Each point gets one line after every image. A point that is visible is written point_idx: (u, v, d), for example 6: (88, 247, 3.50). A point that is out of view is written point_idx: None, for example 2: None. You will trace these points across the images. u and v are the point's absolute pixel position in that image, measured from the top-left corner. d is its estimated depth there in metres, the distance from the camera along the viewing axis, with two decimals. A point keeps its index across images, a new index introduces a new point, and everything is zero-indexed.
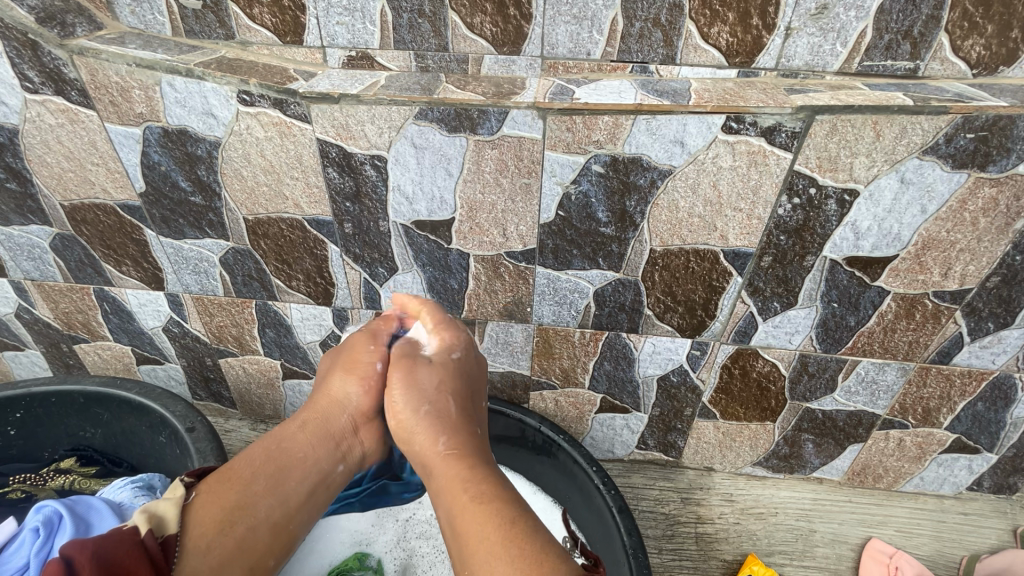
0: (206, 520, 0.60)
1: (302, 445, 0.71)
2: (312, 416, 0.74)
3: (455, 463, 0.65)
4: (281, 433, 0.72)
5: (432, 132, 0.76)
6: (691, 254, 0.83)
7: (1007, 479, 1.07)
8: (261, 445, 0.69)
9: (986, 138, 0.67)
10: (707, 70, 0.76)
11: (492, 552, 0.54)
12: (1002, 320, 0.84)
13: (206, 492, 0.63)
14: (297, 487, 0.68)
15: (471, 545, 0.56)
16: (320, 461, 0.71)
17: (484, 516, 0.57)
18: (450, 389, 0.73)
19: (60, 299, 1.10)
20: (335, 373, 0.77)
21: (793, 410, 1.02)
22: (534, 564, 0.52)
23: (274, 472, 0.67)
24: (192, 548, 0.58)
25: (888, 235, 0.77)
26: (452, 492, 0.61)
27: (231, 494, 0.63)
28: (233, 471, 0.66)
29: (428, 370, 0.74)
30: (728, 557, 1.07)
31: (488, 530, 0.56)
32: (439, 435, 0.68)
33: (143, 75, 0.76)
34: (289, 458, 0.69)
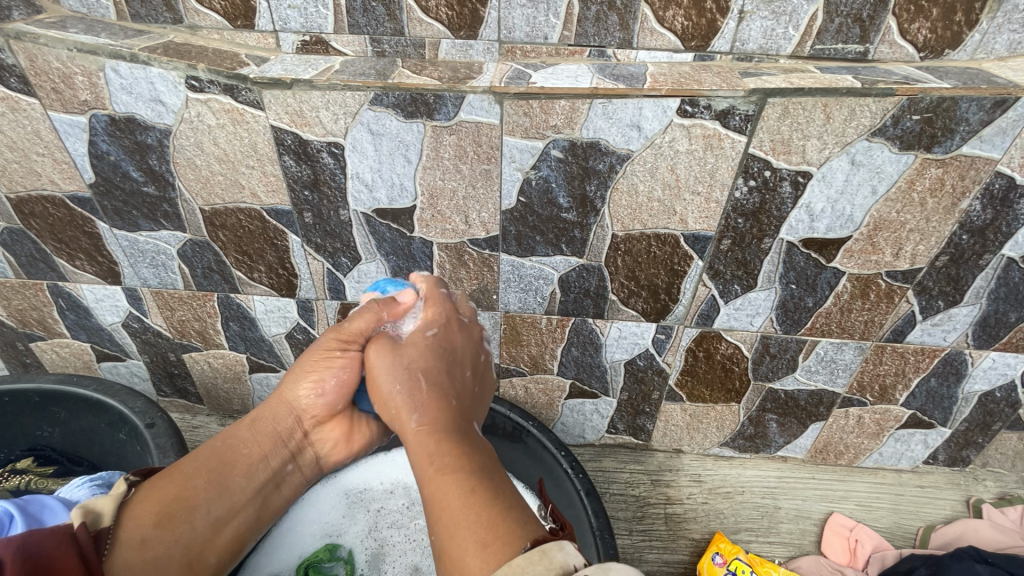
0: (143, 515, 0.61)
1: (248, 443, 0.72)
2: (261, 415, 0.74)
3: (423, 435, 0.63)
4: (231, 430, 0.73)
5: (389, 118, 0.75)
6: (652, 238, 0.84)
7: (960, 452, 1.11)
8: (207, 443, 0.71)
9: (931, 120, 0.68)
10: (664, 53, 0.76)
11: (453, 524, 0.53)
12: (952, 298, 0.87)
13: (147, 487, 0.64)
14: (241, 484, 0.69)
15: (434, 512, 0.55)
16: (267, 460, 0.72)
17: (447, 483, 0.56)
18: (420, 365, 0.71)
19: (12, 296, 1.06)
20: (289, 375, 0.75)
21: (757, 390, 1.04)
22: (490, 531, 0.51)
23: (218, 469, 0.69)
24: (125, 540, 0.59)
25: (842, 216, 0.78)
26: (420, 466, 0.60)
27: (170, 489, 0.64)
28: (179, 470, 0.67)
29: (407, 350, 0.72)
30: (696, 536, 1.10)
31: (448, 501, 0.55)
32: (412, 411, 0.66)
33: (85, 60, 0.73)
34: (233, 456, 0.70)
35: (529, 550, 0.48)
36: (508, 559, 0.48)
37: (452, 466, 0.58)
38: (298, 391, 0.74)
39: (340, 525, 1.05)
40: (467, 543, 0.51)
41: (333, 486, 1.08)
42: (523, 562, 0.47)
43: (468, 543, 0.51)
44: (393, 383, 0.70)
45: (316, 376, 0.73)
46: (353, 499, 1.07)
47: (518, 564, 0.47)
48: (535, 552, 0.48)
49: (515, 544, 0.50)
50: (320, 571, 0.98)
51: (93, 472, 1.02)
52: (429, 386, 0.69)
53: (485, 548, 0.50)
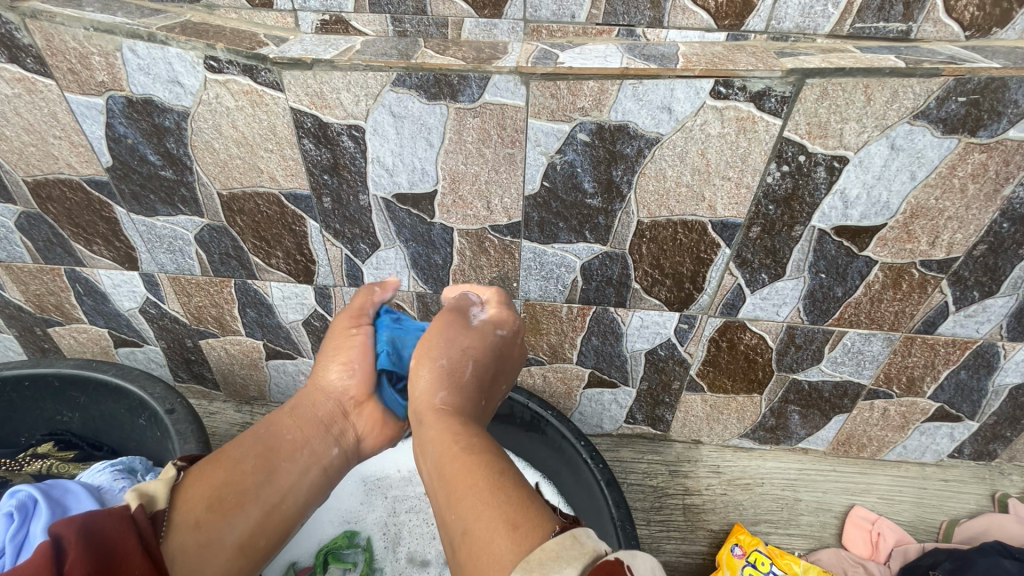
0: (195, 499, 0.60)
1: (292, 427, 0.69)
2: (300, 401, 0.73)
3: (449, 421, 0.60)
4: (273, 417, 0.71)
5: (411, 99, 0.72)
6: (679, 225, 0.82)
7: (987, 445, 1.09)
8: (251, 430, 0.68)
9: (977, 102, 0.65)
10: (696, 33, 0.74)
11: (477, 502, 0.50)
12: (987, 288, 0.84)
13: (194, 473, 0.63)
14: (288, 468, 0.66)
15: (456, 497, 0.52)
16: (311, 443, 0.69)
17: (471, 464, 0.54)
18: (475, 353, 0.67)
19: (30, 281, 1.06)
20: (318, 360, 0.75)
21: (780, 381, 1.02)
22: (519, 513, 0.48)
23: (264, 453, 0.66)
24: (178, 524, 0.57)
25: (877, 203, 0.76)
26: (444, 446, 0.57)
27: (217, 474, 0.62)
28: (223, 457, 0.65)
29: (468, 333, 0.69)
30: (714, 527, 1.09)
31: (476, 478, 0.52)
32: (440, 389, 0.63)
33: (102, 40, 0.72)
34: (278, 441, 0.68)
35: (560, 534, 0.44)
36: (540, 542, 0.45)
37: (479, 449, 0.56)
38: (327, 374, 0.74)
39: (357, 512, 1.05)
40: (495, 523, 0.47)
41: (350, 474, 1.08)
42: (557, 545, 0.43)
43: (498, 522, 0.47)
44: (438, 357, 0.65)
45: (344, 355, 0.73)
46: (370, 486, 1.07)
47: (551, 548, 0.43)
48: (566, 537, 0.44)
49: (546, 529, 0.46)
50: (338, 558, 0.98)
51: (112, 456, 1.02)
52: (473, 373, 0.66)
53: (513, 531, 0.46)
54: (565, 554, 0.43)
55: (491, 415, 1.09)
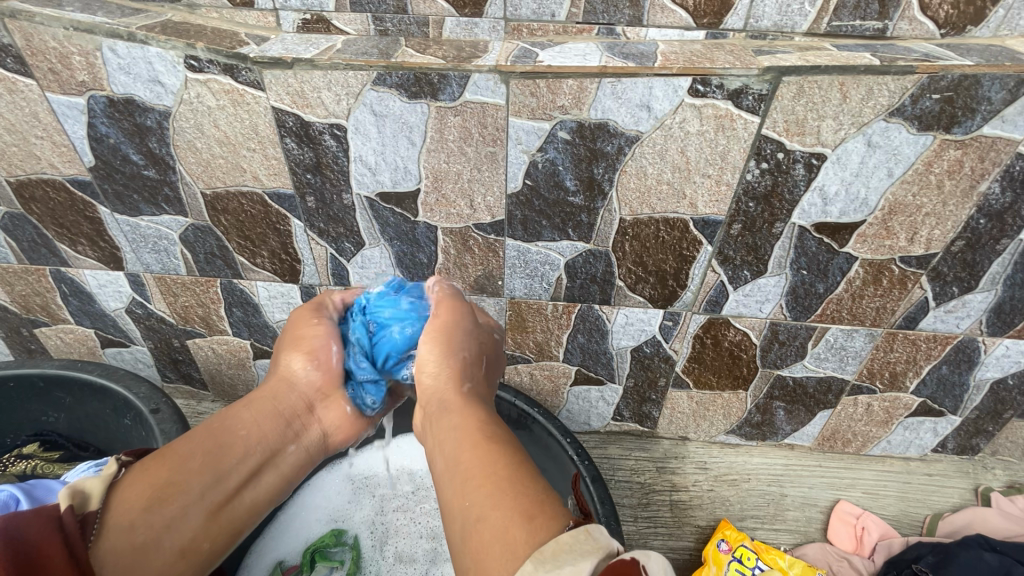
0: (135, 498, 0.56)
1: (247, 422, 0.66)
2: (261, 394, 0.69)
3: (460, 408, 0.61)
4: (228, 410, 0.67)
5: (392, 98, 0.73)
6: (661, 223, 0.82)
7: (970, 440, 1.10)
8: (203, 425, 0.64)
9: (951, 99, 0.66)
10: (675, 31, 0.74)
11: (490, 497, 0.48)
12: (966, 284, 0.85)
13: (138, 470, 0.59)
14: (240, 465, 0.62)
15: (470, 481, 0.51)
16: (266, 439, 0.66)
17: (485, 454, 0.53)
18: (474, 348, 0.69)
19: (15, 282, 1.06)
20: (283, 352, 0.72)
21: (765, 377, 1.03)
22: (535, 505, 0.47)
23: (213, 449, 0.62)
24: (113, 527, 0.53)
25: (856, 200, 0.77)
26: (463, 432, 0.57)
27: (161, 472, 0.58)
28: (169, 453, 0.60)
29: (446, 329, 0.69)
30: (701, 523, 1.09)
31: (489, 472, 0.51)
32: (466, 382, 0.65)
33: (82, 40, 0.72)
34: (231, 436, 0.64)
35: (574, 527, 0.44)
36: (554, 535, 0.44)
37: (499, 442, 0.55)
38: (290, 365, 0.71)
39: (345, 510, 1.05)
40: (510, 515, 0.46)
41: (337, 472, 1.08)
42: (570, 540, 0.42)
43: (513, 512, 0.46)
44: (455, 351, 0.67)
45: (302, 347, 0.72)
46: (358, 484, 1.07)
47: (565, 541, 0.42)
48: (580, 530, 0.43)
49: (562, 521, 0.46)
50: (325, 556, 0.98)
51: (98, 457, 1.02)
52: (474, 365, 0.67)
53: (528, 521, 0.45)
54: (578, 549, 0.42)
55: None
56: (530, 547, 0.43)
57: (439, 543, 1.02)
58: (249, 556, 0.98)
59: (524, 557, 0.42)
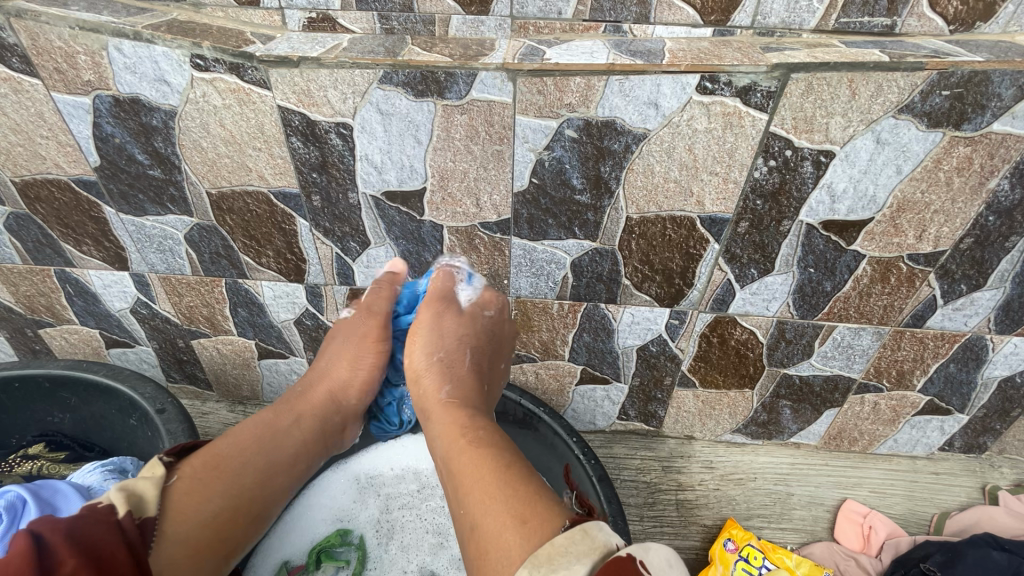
0: (188, 508, 0.62)
1: (292, 438, 0.76)
2: (305, 411, 0.80)
3: (452, 412, 0.71)
4: (265, 418, 0.76)
5: (398, 97, 0.73)
6: (668, 221, 0.82)
7: (977, 438, 1.10)
8: (248, 435, 0.72)
9: (961, 96, 0.66)
10: (682, 28, 0.74)
11: (488, 494, 0.57)
12: (975, 282, 0.85)
13: (187, 478, 0.65)
14: (284, 479, 0.73)
15: (466, 486, 0.60)
16: (303, 453, 0.76)
17: (480, 458, 0.62)
18: (470, 341, 0.83)
19: (20, 282, 1.06)
20: (342, 355, 0.85)
21: (771, 375, 1.03)
22: (528, 508, 0.55)
23: (257, 461, 0.71)
24: (171, 534, 0.60)
25: (864, 197, 0.76)
26: (450, 438, 0.67)
27: (218, 483, 0.66)
28: (220, 463, 0.68)
29: (462, 322, 0.84)
30: (707, 522, 1.09)
31: (485, 472, 0.60)
32: (445, 383, 0.76)
33: (87, 39, 0.71)
34: (279, 449, 0.74)
35: (570, 529, 0.51)
36: (550, 535, 0.52)
37: (485, 443, 0.64)
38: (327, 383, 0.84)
39: (351, 510, 1.05)
40: (506, 520, 0.54)
41: (343, 472, 1.08)
42: (564, 541, 0.50)
43: (508, 515, 0.55)
44: (433, 353, 0.80)
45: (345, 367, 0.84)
46: (363, 484, 1.06)
47: (560, 543, 0.50)
48: (576, 532, 0.51)
49: (554, 525, 0.53)
50: (331, 556, 0.98)
51: (103, 457, 1.02)
52: (470, 363, 0.81)
53: (521, 525, 0.54)
54: (574, 549, 0.49)
55: None
56: (528, 545, 0.51)
57: (445, 542, 1.02)
58: (255, 556, 0.98)
59: (522, 558, 0.50)
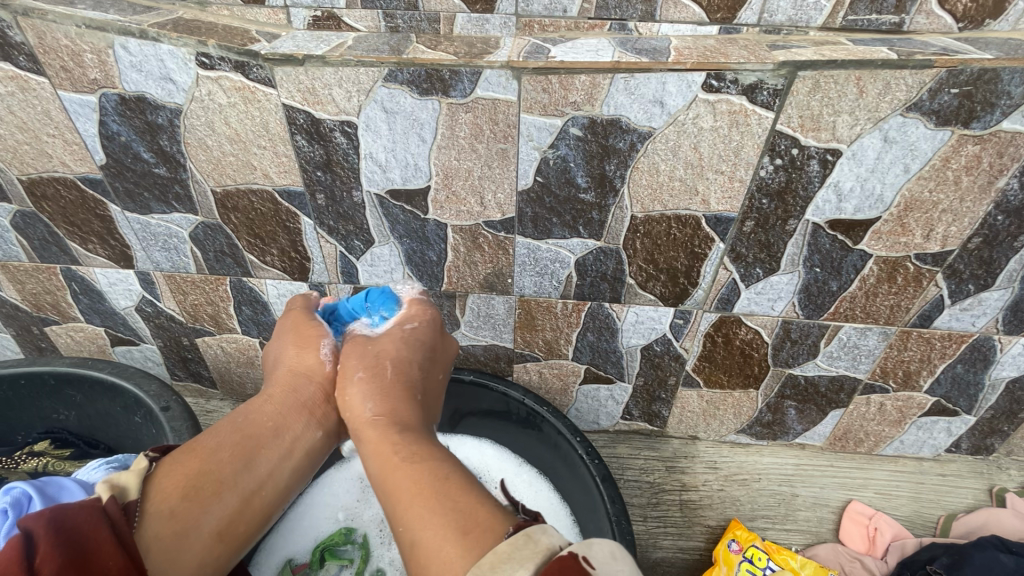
0: (168, 489, 0.61)
1: (269, 415, 0.73)
2: (279, 389, 0.76)
3: (384, 429, 0.67)
4: (250, 407, 0.74)
5: (403, 95, 0.72)
6: (672, 220, 0.82)
7: (984, 440, 1.09)
8: (229, 421, 0.71)
9: (970, 94, 0.65)
10: (688, 26, 0.74)
11: (429, 510, 0.55)
12: (983, 282, 0.84)
13: (168, 464, 0.64)
14: (267, 455, 0.69)
15: (406, 506, 0.57)
16: (289, 429, 0.72)
17: (416, 474, 0.60)
18: (392, 356, 0.76)
19: (27, 280, 1.06)
20: (288, 348, 0.80)
21: (776, 376, 1.02)
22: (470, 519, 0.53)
23: (242, 443, 0.69)
24: (154, 513, 0.59)
25: (871, 196, 0.76)
26: (384, 456, 0.64)
27: (194, 464, 0.64)
28: (200, 446, 0.67)
29: (381, 340, 0.79)
30: (711, 523, 1.09)
31: (424, 487, 0.58)
32: (369, 397, 0.71)
33: (94, 38, 0.72)
34: (257, 428, 0.71)
35: (514, 535, 0.49)
36: (494, 542, 0.50)
37: (413, 458, 0.62)
38: (307, 360, 0.78)
39: (354, 509, 1.05)
40: (447, 531, 0.53)
41: (346, 470, 1.08)
42: (508, 548, 0.48)
43: (450, 529, 0.53)
44: (356, 371, 0.74)
45: (303, 340, 0.80)
46: (367, 483, 1.07)
47: (503, 551, 0.48)
48: (520, 537, 0.49)
49: (499, 529, 0.52)
50: (334, 555, 0.98)
51: (108, 455, 1.02)
52: (395, 376, 0.74)
53: (463, 536, 0.52)
54: (518, 556, 0.48)
55: (487, 411, 1.09)
56: (469, 556, 0.49)
57: None
58: (258, 555, 0.98)
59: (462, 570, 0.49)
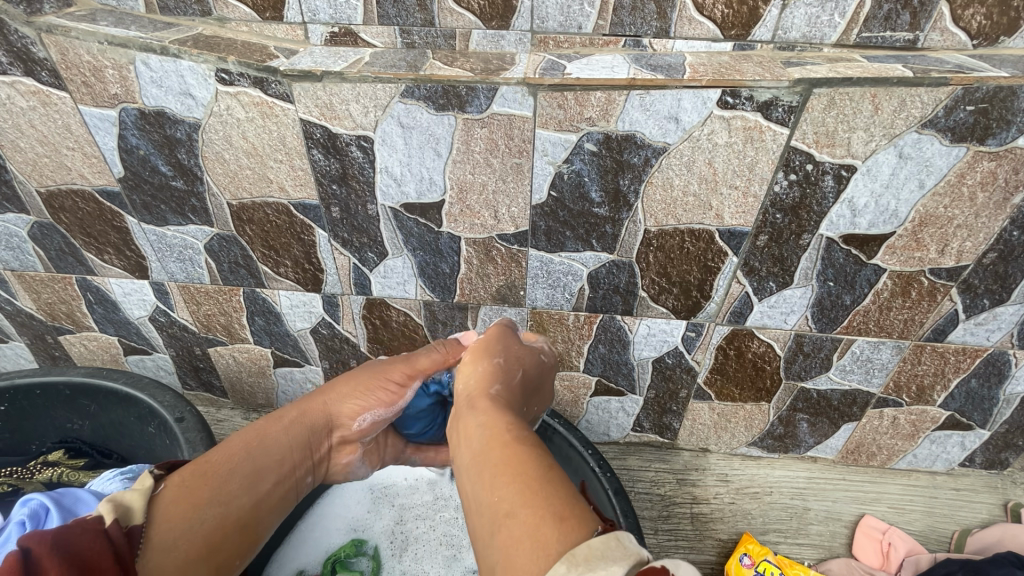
0: (175, 510, 0.59)
1: (279, 440, 0.72)
2: (299, 416, 0.76)
3: (497, 406, 0.67)
4: (257, 428, 0.73)
5: (420, 110, 0.73)
6: (686, 234, 0.82)
7: (998, 454, 1.08)
8: (238, 438, 0.70)
9: (985, 111, 0.65)
10: (702, 43, 0.74)
11: (521, 491, 0.53)
12: (998, 297, 0.84)
13: (175, 484, 0.61)
14: (269, 480, 0.69)
15: (500, 475, 0.55)
16: (290, 458, 0.72)
17: (516, 450, 0.58)
18: (531, 358, 0.79)
19: (42, 290, 1.07)
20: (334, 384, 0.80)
21: (788, 389, 1.02)
22: (566, 506, 0.50)
23: (251, 473, 0.67)
24: (158, 534, 0.56)
25: (885, 212, 0.76)
26: (492, 429, 0.63)
27: (201, 482, 0.63)
28: (205, 465, 0.65)
29: (516, 342, 0.79)
30: (722, 536, 1.08)
31: (523, 465, 0.56)
32: (495, 382, 0.72)
33: (116, 54, 0.73)
34: (263, 454, 0.70)
35: (604, 534, 0.47)
36: (585, 537, 0.47)
37: (526, 442, 0.60)
38: (338, 394, 0.79)
39: (364, 520, 1.05)
40: (541, 516, 0.50)
41: (357, 482, 1.08)
42: (599, 544, 0.46)
43: (546, 512, 0.50)
44: (493, 355, 0.75)
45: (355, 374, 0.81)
46: (377, 494, 1.07)
47: (596, 546, 0.45)
48: (610, 538, 0.47)
49: (589, 525, 0.49)
50: (345, 567, 0.97)
51: (122, 465, 1.02)
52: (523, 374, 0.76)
53: (559, 520, 0.49)
54: (609, 554, 0.45)
55: None
56: (564, 543, 0.47)
57: (457, 553, 1.01)
58: (269, 565, 0.98)
59: (558, 553, 0.46)
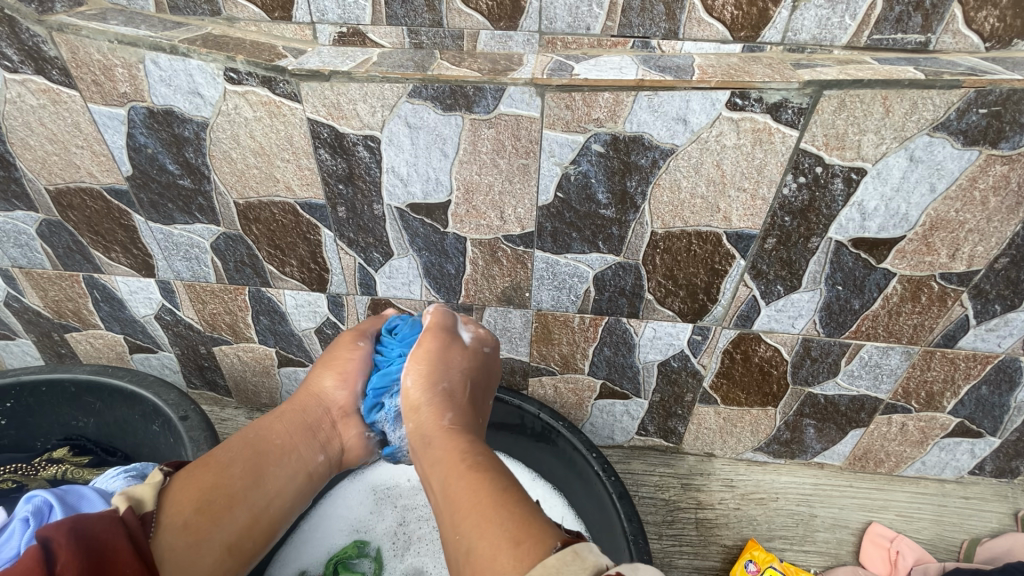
0: (183, 501, 0.62)
1: (281, 433, 0.75)
2: (291, 410, 0.78)
3: (452, 438, 0.69)
4: (263, 422, 0.75)
5: (427, 111, 0.73)
6: (693, 236, 0.81)
7: (1009, 462, 1.07)
8: (240, 433, 0.72)
9: (998, 114, 0.65)
10: (711, 45, 0.74)
11: (482, 521, 0.56)
12: (1009, 302, 0.83)
13: (183, 476, 0.65)
14: (276, 473, 0.71)
15: (459, 512, 0.59)
16: (298, 450, 0.74)
17: (474, 483, 0.61)
18: (466, 370, 0.79)
19: (49, 288, 1.08)
20: (317, 369, 0.83)
21: (795, 394, 1.01)
22: (522, 529, 0.54)
23: (252, 458, 0.69)
24: (167, 527, 0.59)
25: (896, 215, 0.75)
26: (449, 464, 0.65)
27: (207, 477, 0.65)
28: (213, 459, 0.68)
29: (456, 351, 0.79)
30: (728, 542, 1.07)
31: (481, 497, 0.59)
32: (446, 412, 0.73)
33: (125, 52, 0.73)
34: (268, 445, 0.72)
35: (561, 551, 0.50)
36: (546, 552, 0.51)
37: (482, 467, 0.64)
38: (324, 381, 0.81)
39: (367, 521, 1.04)
40: (500, 542, 0.53)
41: (359, 482, 1.08)
42: (557, 562, 0.49)
43: (502, 538, 0.54)
44: (437, 381, 0.75)
45: (339, 363, 0.82)
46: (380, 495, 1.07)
47: (552, 564, 0.48)
48: (568, 552, 0.49)
49: (548, 541, 0.53)
50: (348, 568, 0.97)
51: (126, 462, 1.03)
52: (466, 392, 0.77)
53: (515, 546, 0.52)
54: (566, 571, 0.48)
55: (501, 425, 1.09)
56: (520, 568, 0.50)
57: None
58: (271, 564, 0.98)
59: None
